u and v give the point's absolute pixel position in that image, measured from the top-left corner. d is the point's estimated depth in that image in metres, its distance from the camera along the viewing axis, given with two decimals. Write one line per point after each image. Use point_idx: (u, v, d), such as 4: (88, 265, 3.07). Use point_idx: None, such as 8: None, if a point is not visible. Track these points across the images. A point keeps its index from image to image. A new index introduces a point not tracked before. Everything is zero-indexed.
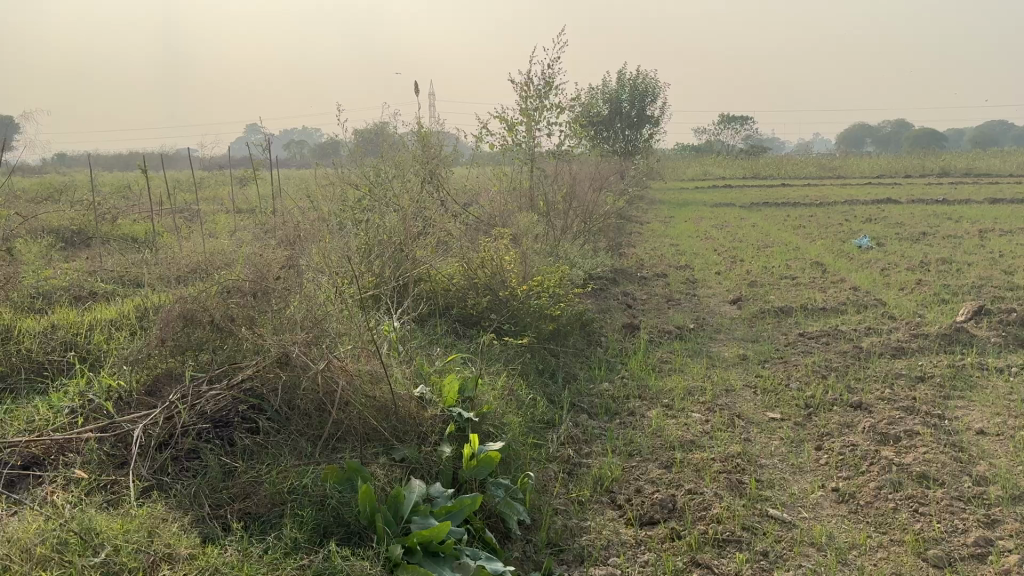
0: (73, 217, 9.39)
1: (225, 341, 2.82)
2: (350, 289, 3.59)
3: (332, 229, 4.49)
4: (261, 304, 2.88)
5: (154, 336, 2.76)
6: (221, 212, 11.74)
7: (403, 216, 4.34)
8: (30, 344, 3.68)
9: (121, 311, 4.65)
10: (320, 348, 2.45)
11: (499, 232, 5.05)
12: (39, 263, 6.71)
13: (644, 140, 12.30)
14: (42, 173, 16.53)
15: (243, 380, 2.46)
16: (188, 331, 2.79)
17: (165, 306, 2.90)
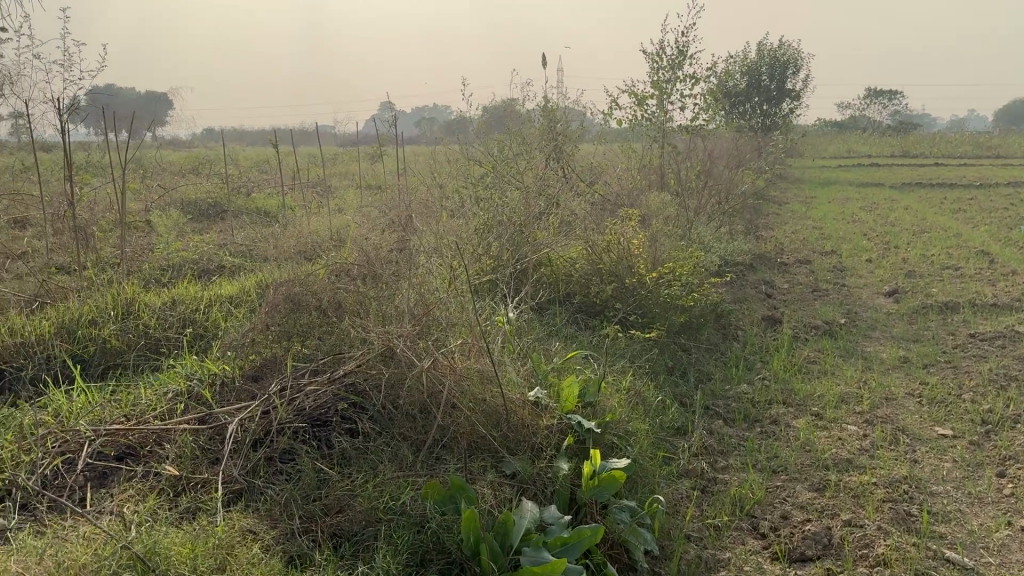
0: (211, 191, 9.71)
1: (332, 328, 2.62)
2: (466, 273, 3.34)
3: (451, 208, 4.26)
4: (369, 290, 2.66)
5: (260, 320, 2.60)
6: (350, 187, 11.89)
7: (525, 194, 4.06)
8: (150, 318, 3.65)
9: (242, 286, 4.62)
10: (427, 342, 2.19)
11: (627, 213, 4.69)
12: (175, 235, 6.89)
13: (784, 115, 11.49)
14: (188, 147, 17.38)
15: (345, 374, 2.23)
16: (294, 316, 2.61)
17: (272, 288, 2.73)
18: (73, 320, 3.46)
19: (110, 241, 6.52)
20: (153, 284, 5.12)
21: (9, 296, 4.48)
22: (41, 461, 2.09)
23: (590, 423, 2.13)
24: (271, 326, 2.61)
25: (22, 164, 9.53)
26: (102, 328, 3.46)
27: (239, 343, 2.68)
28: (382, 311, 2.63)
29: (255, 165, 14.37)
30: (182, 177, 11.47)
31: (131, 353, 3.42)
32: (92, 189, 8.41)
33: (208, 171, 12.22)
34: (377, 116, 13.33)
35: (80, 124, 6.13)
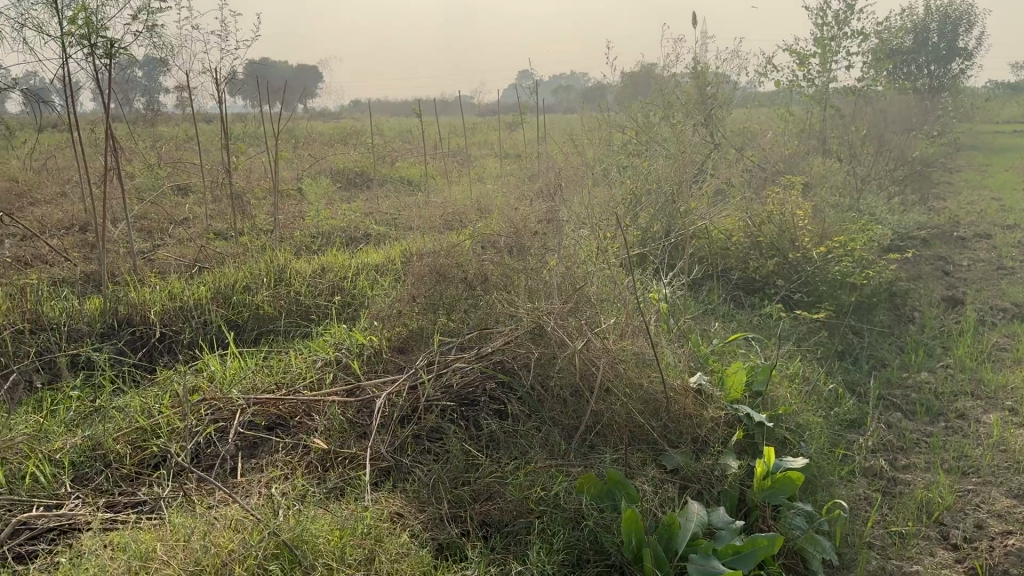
0: (359, 160, 9.95)
1: (479, 301, 2.50)
2: (617, 246, 3.16)
3: (598, 177, 4.08)
4: (517, 263, 2.53)
5: (408, 293, 2.51)
6: (490, 156, 11.89)
7: (679, 162, 3.81)
8: (301, 285, 3.70)
9: (387, 255, 4.64)
10: (580, 321, 2.03)
11: (788, 181, 4.33)
12: (325, 203, 7.08)
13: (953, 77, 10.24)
14: (336, 118, 17.98)
15: (493, 352, 2.09)
16: (441, 287, 2.50)
17: (419, 259, 2.65)
18: (230, 287, 3.55)
19: (264, 208, 6.77)
20: (304, 251, 5.25)
21: (174, 262, 4.70)
22: (195, 429, 2.10)
23: (761, 416, 1.92)
24: (417, 300, 2.52)
25: (188, 135, 10.11)
26: (256, 294, 3.53)
27: (386, 315, 2.61)
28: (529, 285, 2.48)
29: (399, 135, 14.66)
30: (332, 146, 11.85)
31: (283, 319, 3.47)
32: (249, 159, 8.80)
33: (355, 141, 12.57)
34: (518, 83, 13.24)
35: (239, 95, 6.36)
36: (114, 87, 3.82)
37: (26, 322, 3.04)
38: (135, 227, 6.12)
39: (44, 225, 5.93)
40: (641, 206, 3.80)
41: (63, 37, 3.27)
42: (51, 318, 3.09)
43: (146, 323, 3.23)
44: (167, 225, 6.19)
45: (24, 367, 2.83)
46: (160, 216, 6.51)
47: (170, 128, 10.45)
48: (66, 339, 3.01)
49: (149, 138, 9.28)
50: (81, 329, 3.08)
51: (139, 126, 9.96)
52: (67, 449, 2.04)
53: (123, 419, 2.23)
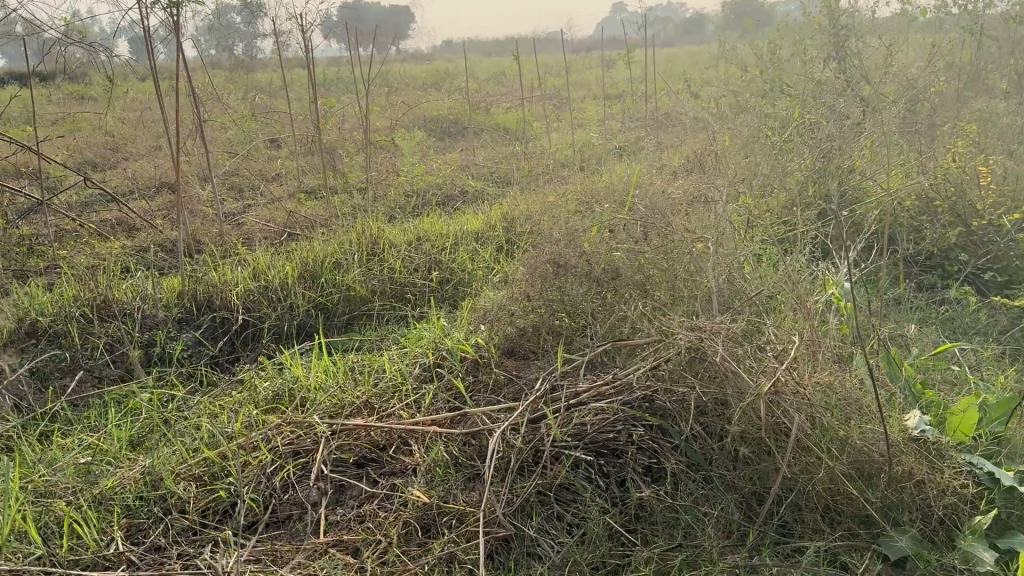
0: (455, 108, 9.57)
1: (608, 302, 2.06)
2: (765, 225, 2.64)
3: (732, 131, 3.52)
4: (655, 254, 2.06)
5: (521, 294, 2.14)
6: (590, 100, 11.32)
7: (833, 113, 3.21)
8: (396, 261, 3.31)
9: (488, 219, 4.25)
10: (754, 351, 1.54)
11: (959, 129, 3.66)
12: (419, 156, 6.72)
13: None
14: (431, 59, 17.61)
15: (636, 385, 1.63)
16: (561, 284, 2.12)
17: (535, 249, 2.24)
18: (318, 262, 3.20)
19: (357, 164, 6.48)
20: (399, 213, 4.90)
21: (263, 229, 4.43)
22: (269, 466, 1.73)
23: (1012, 479, 1.38)
24: (533, 299, 2.14)
25: (282, 83, 9.95)
26: (347, 272, 3.17)
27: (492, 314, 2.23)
28: (670, 283, 2.02)
29: (494, 77, 14.21)
30: (426, 93, 11.52)
31: (377, 301, 3.09)
32: (342, 111, 8.54)
33: (449, 87, 12.21)
34: (619, 19, 12.50)
35: (329, 40, 5.99)
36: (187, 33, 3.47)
37: (96, 308, 2.75)
38: (225, 185, 5.91)
39: (135, 184, 5.78)
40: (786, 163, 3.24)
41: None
42: (124, 303, 2.80)
43: (226, 308, 2.91)
44: (257, 183, 5.95)
45: (93, 362, 2.54)
46: (250, 173, 6.30)
47: (264, 78, 10.32)
48: (138, 328, 2.71)
49: (242, 89, 9.12)
50: (155, 315, 2.78)
51: (234, 76, 9.86)
52: (121, 491, 1.70)
53: (190, 445, 1.89)
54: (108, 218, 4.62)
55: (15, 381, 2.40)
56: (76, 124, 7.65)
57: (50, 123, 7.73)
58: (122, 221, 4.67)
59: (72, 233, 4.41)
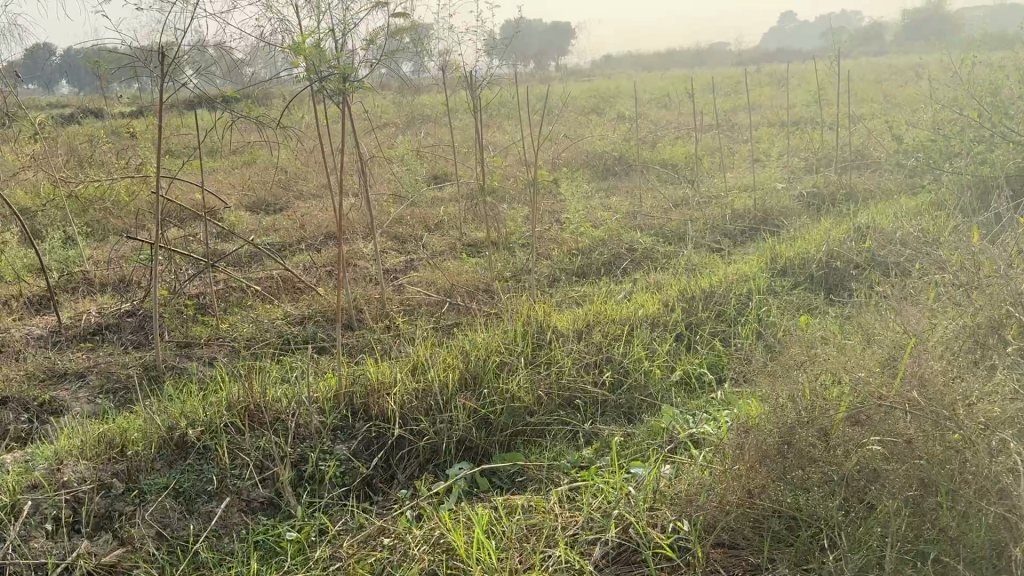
0: (618, 143, 9.25)
1: (856, 514, 1.66)
2: None
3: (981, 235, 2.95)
4: (928, 452, 1.56)
5: (741, 484, 1.81)
6: (761, 130, 10.69)
7: None
8: (566, 359, 2.98)
9: (661, 295, 3.87)
10: None
11: None
12: (585, 205, 6.44)
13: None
14: (591, 78, 17.34)
15: None
16: (793, 479, 1.74)
17: (760, 424, 1.87)
18: (480, 358, 2.91)
19: (519, 215, 6.27)
20: (564, 282, 4.62)
21: (424, 300, 4.26)
22: None
23: None
24: (753, 492, 1.79)
25: (445, 113, 9.96)
26: (512, 374, 2.87)
27: (698, 496, 1.90)
28: (952, 498, 1.51)
29: (658, 102, 13.75)
30: (588, 121, 11.27)
31: (543, 410, 2.77)
32: (504, 149, 8.42)
33: (612, 115, 11.92)
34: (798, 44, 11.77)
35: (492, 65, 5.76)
36: (346, 87, 3.26)
37: (248, 415, 2.58)
38: (388, 237, 5.83)
39: (302, 232, 5.81)
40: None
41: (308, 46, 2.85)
42: (277, 409, 2.61)
43: (382, 416, 2.66)
44: (419, 235, 5.84)
45: (242, 483, 2.35)
46: (412, 222, 6.22)
47: (428, 106, 10.37)
48: (291, 440, 2.50)
49: (406, 123, 9.19)
50: (309, 424, 2.57)
51: (401, 105, 9.99)
52: None
53: None
54: (273, 276, 4.59)
55: (161, 506, 2.23)
56: (252, 157, 7.91)
57: (228, 156, 8.02)
58: (285, 279, 4.63)
59: (238, 292, 4.40)
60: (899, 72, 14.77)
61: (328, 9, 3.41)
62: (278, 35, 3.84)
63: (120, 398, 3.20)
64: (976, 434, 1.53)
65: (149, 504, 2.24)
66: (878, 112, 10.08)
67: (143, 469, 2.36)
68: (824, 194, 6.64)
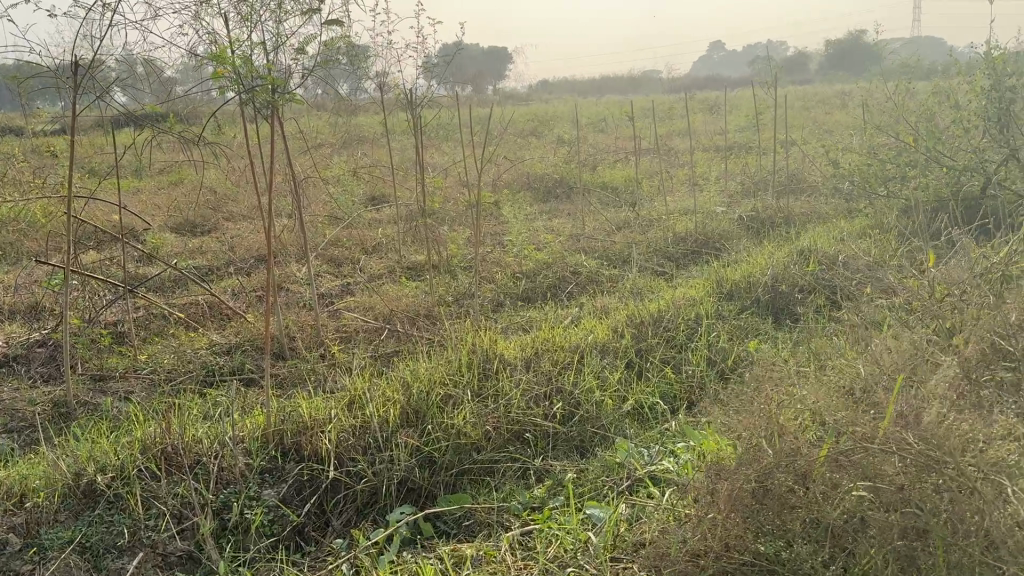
0: (558, 165, 9.19)
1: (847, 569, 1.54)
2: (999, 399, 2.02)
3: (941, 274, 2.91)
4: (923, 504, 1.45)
5: (718, 536, 1.69)
6: (698, 154, 10.79)
7: None
8: (516, 391, 2.80)
9: (608, 321, 3.75)
10: None
11: None
12: (527, 228, 6.31)
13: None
14: (528, 102, 17.37)
15: None
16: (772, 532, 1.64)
17: (733, 468, 1.76)
18: (422, 392, 2.72)
19: (460, 237, 6.11)
20: (507, 308, 4.46)
21: (361, 327, 4.04)
22: None
23: None
24: (732, 545, 1.68)
25: (381, 134, 9.77)
26: (455, 408, 2.68)
27: (665, 547, 1.78)
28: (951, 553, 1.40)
29: (596, 126, 13.82)
30: (527, 144, 11.20)
31: (489, 445, 2.59)
32: (443, 171, 8.26)
33: (551, 138, 11.89)
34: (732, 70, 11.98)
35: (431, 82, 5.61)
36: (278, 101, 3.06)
37: (165, 458, 2.34)
38: (323, 260, 5.60)
39: (231, 255, 5.54)
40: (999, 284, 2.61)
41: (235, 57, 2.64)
42: (199, 451, 2.38)
43: (317, 458, 2.46)
44: (355, 258, 5.62)
45: (157, 534, 2.10)
46: (348, 245, 5.99)
47: (365, 127, 10.17)
48: (214, 485, 2.27)
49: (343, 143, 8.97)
50: (233, 467, 2.34)
51: (338, 125, 9.75)
52: None
53: None
54: (198, 302, 4.32)
55: (64, 562, 1.97)
56: (179, 177, 7.58)
57: (154, 177, 7.67)
58: (212, 306, 4.36)
59: (160, 320, 4.12)
60: (829, 99, 15.17)
61: (259, 20, 3.21)
62: (205, 48, 3.61)
63: (24, 438, 2.90)
64: (970, 479, 1.41)
65: (51, 561, 1.98)
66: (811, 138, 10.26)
67: (44, 523, 2.11)
68: (764, 217, 6.66)
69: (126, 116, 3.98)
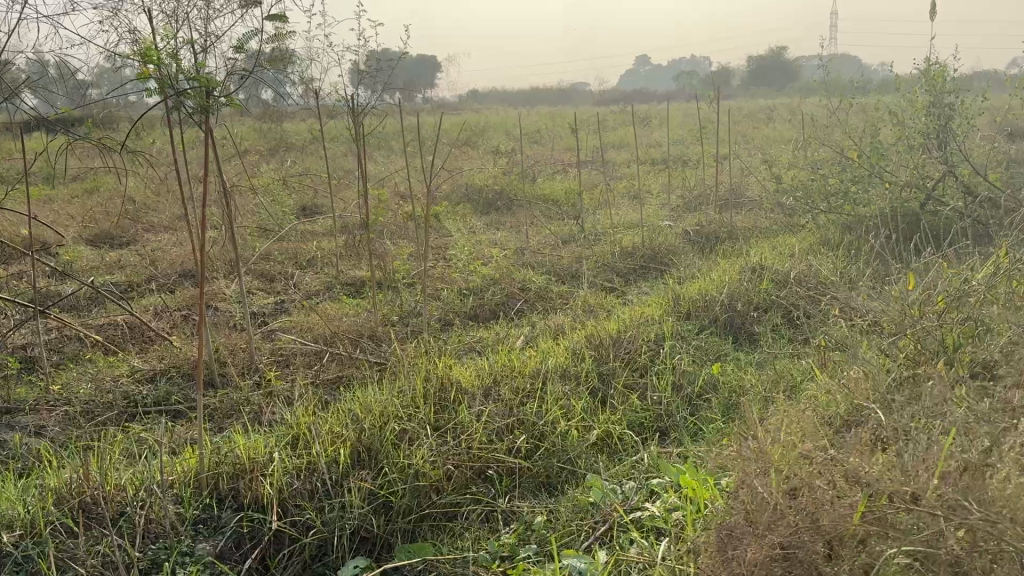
0: (497, 177, 9.03)
1: None
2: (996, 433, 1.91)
3: (904, 294, 2.86)
4: None
5: None
6: (635, 166, 10.79)
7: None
8: (475, 424, 2.59)
9: (565, 342, 3.57)
10: None
11: None
12: (470, 242, 6.11)
13: None
14: (462, 111, 17.18)
15: None
16: None
17: (754, 533, 1.60)
18: (374, 427, 2.48)
19: (401, 252, 5.86)
20: (455, 327, 4.26)
21: (299, 350, 3.77)
22: None
23: None
24: None
25: (313, 143, 9.43)
26: (411, 444, 2.45)
27: None
28: None
29: (532, 137, 13.73)
30: (464, 155, 11.01)
31: (448, 485, 2.37)
32: (380, 183, 8.01)
33: (487, 149, 11.72)
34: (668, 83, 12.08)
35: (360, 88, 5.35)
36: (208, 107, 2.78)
37: (82, 511, 2.06)
38: (255, 275, 5.29)
39: (154, 270, 5.17)
40: (976, 307, 2.53)
41: (160, 57, 2.36)
42: (123, 501, 2.09)
43: (257, 505, 2.19)
44: (290, 274, 5.33)
45: None
46: (281, 259, 5.68)
47: (297, 134, 9.81)
48: (140, 542, 1.99)
49: (274, 152, 8.62)
50: (161, 519, 2.07)
51: (268, 132, 9.38)
52: None
53: None
54: (119, 323, 3.98)
55: None
56: (96, 185, 7.13)
57: (68, 185, 7.19)
58: (133, 327, 4.02)
59: (76, 343, 3.76)
60: (758, 115, 15.47)
61: (188, 18, 2.93)
62: (127, 48, 3.30)
63: None
64: None
65: None
66: (746, 154, 10.38)
67: None
68: (707, 231, 6.62)
69: (36, 120, 3.62)
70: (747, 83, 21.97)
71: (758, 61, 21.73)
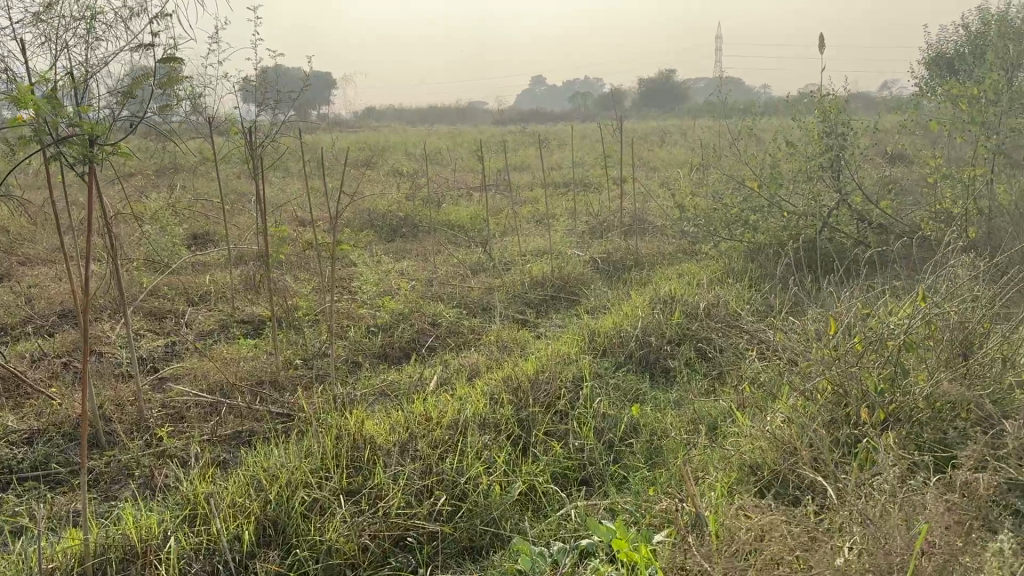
0: (401, 202, 8.85)
1: None
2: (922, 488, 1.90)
3: (819, 335, 2.87)
4: None
5: None
6: (538, 190, 10.82)
7: (950, 309, 2.57)
8: (393, 486, 2.44)
9: (481, 384, 3.45)
10: None
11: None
12: (375, 273, 5.92)
13: None
14: (361, 131, 16.86)
15: None
16: None
17: None
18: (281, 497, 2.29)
19: (302, 285, 5.62)
20: (363, 369, 4.07)
21: (196, 400, 3.51)
22: None
23: None
24: None
25: (206, 166, 9.01)
26: (323, 514, 2.27)
27: None
28: None
29: (433, 158, 13.59)
30: (365, 177, 10.77)
31: (364, 559, 2.20)
32: (279, 210, 7.70)
33: (389, 171, 11.51)
34: None
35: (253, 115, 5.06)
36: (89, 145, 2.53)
37: None
38: (144, 313, 4.94)
39: (30, 310, 4.76)
40: (892, 350, 2.56)
41: (31, 94, 2.11)
42: None
43: None
44: (183, 312, 5.01)
45: None
46: (173, 294, 5.34)
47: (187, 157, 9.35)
48: None
49: (163, 177, 8.17)
50: None
51: (156, 155, 8.90)
52: None
53: None
54: None
55: None
56: None
57: None
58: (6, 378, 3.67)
59: None
60: (655, 138, 15.86)
61: (64, 47, 2.66)
62: None
63: None
64: None
65: None
66: (646, 178, 10.57)
67: None
68: (614, 258, 6.64)
69: None
70: (640, 105, 22.58)
71: (651, 84, 22.39)
